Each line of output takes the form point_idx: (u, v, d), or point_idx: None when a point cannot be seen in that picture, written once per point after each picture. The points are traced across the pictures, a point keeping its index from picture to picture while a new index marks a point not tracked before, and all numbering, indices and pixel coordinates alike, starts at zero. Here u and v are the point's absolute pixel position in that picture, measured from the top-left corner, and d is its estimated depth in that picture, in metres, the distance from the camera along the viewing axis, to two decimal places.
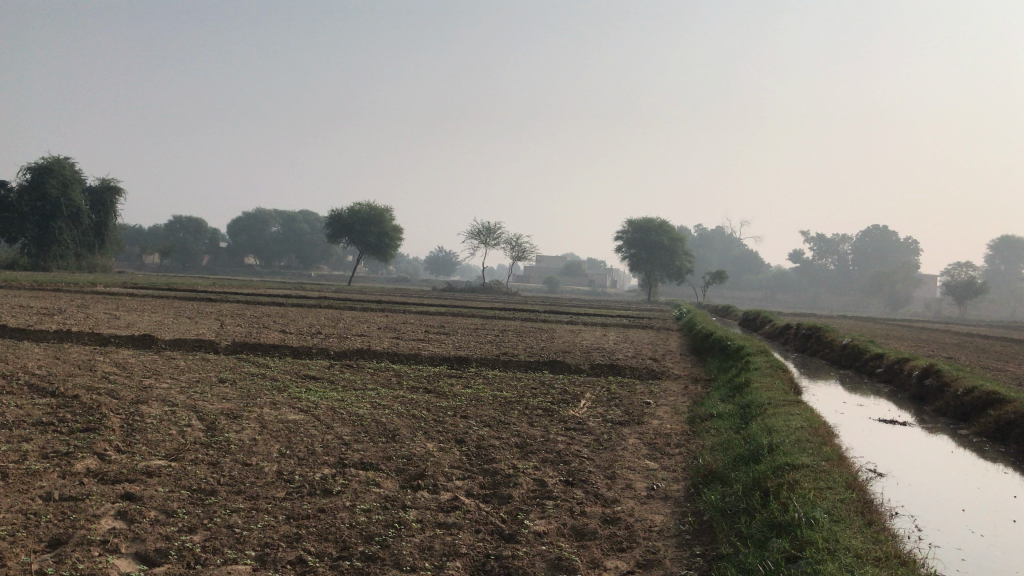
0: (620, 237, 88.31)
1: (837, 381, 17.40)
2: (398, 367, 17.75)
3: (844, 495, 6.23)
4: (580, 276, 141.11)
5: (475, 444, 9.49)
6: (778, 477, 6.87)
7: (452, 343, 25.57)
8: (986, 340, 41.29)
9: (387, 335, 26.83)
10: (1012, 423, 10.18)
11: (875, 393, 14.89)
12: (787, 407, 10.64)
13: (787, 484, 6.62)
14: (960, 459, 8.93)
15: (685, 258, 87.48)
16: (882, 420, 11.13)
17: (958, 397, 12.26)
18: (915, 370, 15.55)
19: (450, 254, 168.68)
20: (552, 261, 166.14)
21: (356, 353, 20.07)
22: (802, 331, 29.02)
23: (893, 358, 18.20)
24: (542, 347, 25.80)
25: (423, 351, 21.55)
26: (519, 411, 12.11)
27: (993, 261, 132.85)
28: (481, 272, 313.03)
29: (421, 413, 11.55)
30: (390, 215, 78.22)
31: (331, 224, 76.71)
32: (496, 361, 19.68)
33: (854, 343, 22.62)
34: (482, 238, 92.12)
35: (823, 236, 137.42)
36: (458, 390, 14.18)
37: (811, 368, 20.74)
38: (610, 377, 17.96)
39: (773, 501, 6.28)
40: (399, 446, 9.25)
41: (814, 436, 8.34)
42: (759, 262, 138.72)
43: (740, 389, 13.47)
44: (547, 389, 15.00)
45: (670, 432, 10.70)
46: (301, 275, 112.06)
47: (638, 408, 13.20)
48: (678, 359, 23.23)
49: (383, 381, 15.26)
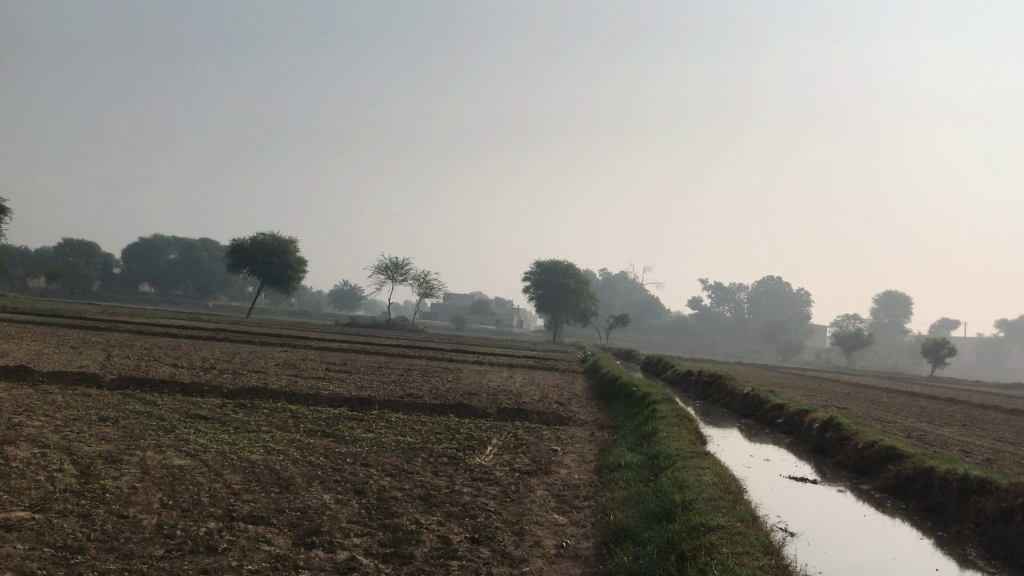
0: (528, 277, 88.52)
1: (739, 431, 17.52)
2: (296, 407, 16.94)
3: (762, 562, 6.06)
4: (486, 315, 141.09)
5: (375, 496, 8.98)
6: (693, 539, 6.66)
7: (353, 382, 24.73)
8: (873, 390, 42.97)
9: (285, 373, 25.77)
10: (911, 479, 10.30)
11: (777, 445, 15.00)
12: (696, 459, 10.52)
13: (703, 547, 6.43)
14: (867, 519, 8.96)
15: (590, 300, 88.49)
16: (789, 476, 11.12)
17: (859, 452, 12.42)
18: (815, 422, 15.76)
19: (355, 289, 166.35)
20: (459, 299, 165.77)
21: (251, 391, 19.13)
22: (705, 377, 29.33)
23: (793, 409, 18.48)
24: (446, 388, 25.26)
25: (323, 391, 20.75)
26: (423, 459, 11.62)
27: (877, 313, 139.79)
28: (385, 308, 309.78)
29: (318, 459, 10.93)
30: (294, 247, 76.58)
31: (232, 253, 74.31)
32: (400, 403, 19.06)
33: (755, 391, 22.94)
34: (389, 273, 91.03)
35: (722, 284, 141.78)
36: (359, 435, 13.56)
37: (713, 417, 20.86)
38: (515, 422, 17.64)
39: (690, 567, 6.04)
40: (293, 497, 8.65)
41: (726, 494, 8.19)
42: (661, 307, 141.73)
43: (646, 438, 13.35)
44: (452, 434, 14.57)
45: (580, 484, 10.42)
46: (197, 304, 108.19)
47: (545, 456, 12.89)
48: (584, 404, 23.07)
49: (279, 423, 14.53)
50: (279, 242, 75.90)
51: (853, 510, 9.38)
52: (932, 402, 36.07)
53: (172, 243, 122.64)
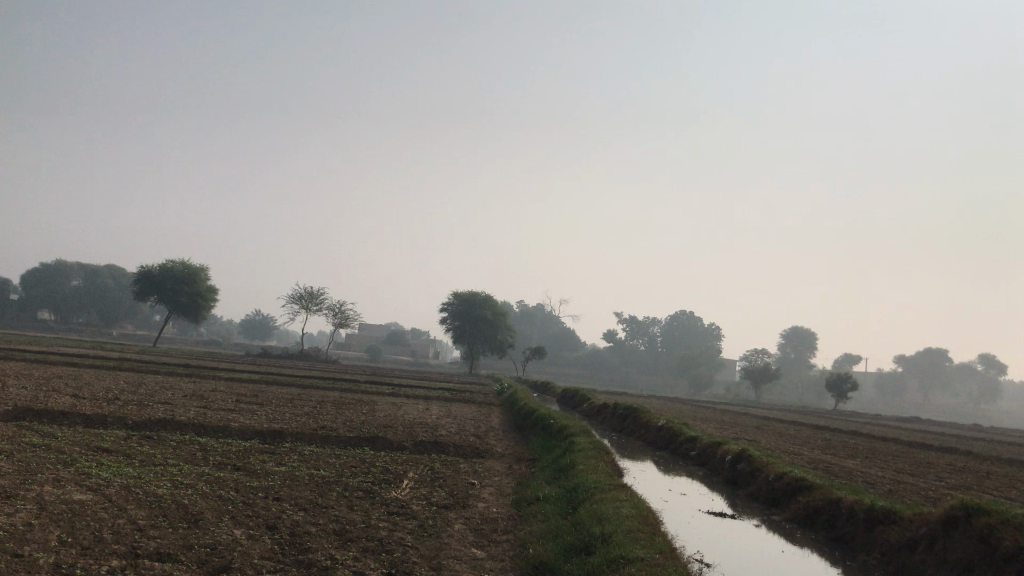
0: (445, 308, 88.23)
1: (654, 463, 17.76)
2: (204, 440, 16.38)
3: None
4: (403, 346, 139.80)
5: (288, 531, 8.72)
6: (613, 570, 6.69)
7: (264, 414, 24.09)
8: (781, 423, 44.18)
9: (192, 404, 24.92)
10: (819, 509, 10.60)
11: (691, 477, 15.25)
12: (613, 492, 10.59)
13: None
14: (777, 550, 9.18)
15: (507, 332, 88.76)
16: (706, 510, 11.26)
17: (770, 483, 12.72)
18: (727, 454, 16.07)
19: (267, 318, 162.72)
20: (375, 329, 163.91)
21: (157, 423, 18.42)
22: (620, 409, 29.68)
23: (706, 442, 18.83)
24: (362, 421, 24.85)
25: (233, 423, 20.12)
26: (338, 493, 11.37)
27: (783, 348, 144.35)
28: (298, 338, 303.81)
29: (229, 494, 10.56)
30: (205, 274, 74.63)
31: (139, 280, 71.79)
32: (313, 436, 18.63)
33: (669, 425, 23.28)
34: (304, 303, 89.46)
35: (636, 317, 144.20)
36: (272, 469, 13.20)
37: (629, 450, 21.08)
38: (432, 455, 17.46)
39: None
40: (202, 533, 8.31)
41: (645, 526, 8.27)
42: (577, 340, 143.09)
43: (564, 471, 13.40)
44: (368, 468, 14.32)
45: (498, 518, 10.34)
46: (100, 333, 103.88)
47: (463, 490, 12.79)
48: (501, 436, 23.02)
49: (186, 456, 14.02)
50: (189, 269, 73.76)
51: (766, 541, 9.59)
52: (836, 434, 37.29)
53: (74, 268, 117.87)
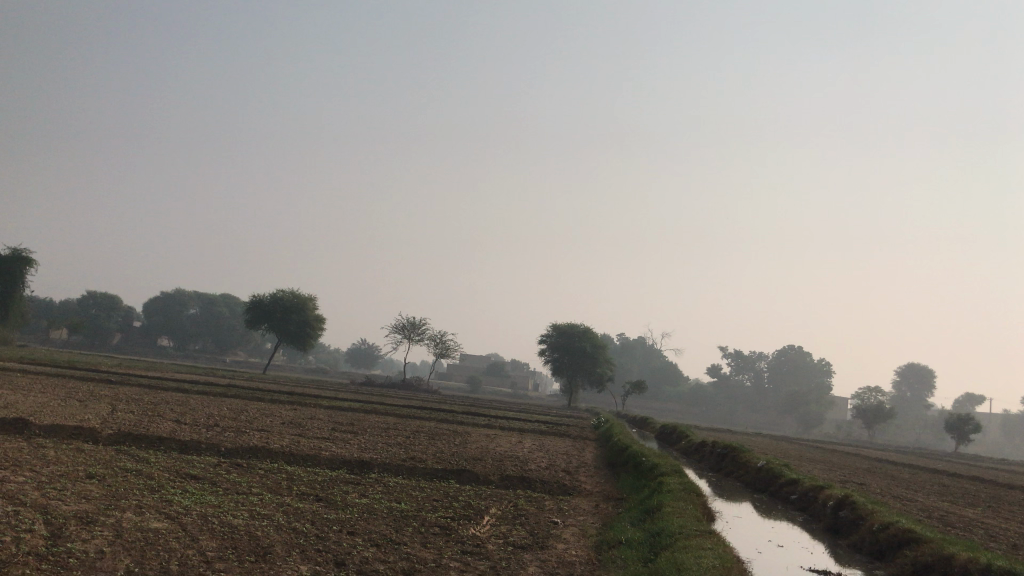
0: (545, 339, 87.95)
1: (751, 506, 16.86)
2: (292, 469, 16.47)
3: None
4: (503, 378, 140.01)
5: (355, 569, 8.49)
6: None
7: (357, 443, 24.22)
8: (894, 466, 41.72)
9: (289, 431, 25.33)
10: (928, 565, 9.69)
11: (789, 522, 14.37)
12: (699, 538, 9.94)
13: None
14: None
15: (607, 365, 87.63)
16: (812, 568, 9.92)
17: (874, 533, 11.79)
18: (829, 500, 15.07)
19: (372, 348, 166.01)
20: (476, 360, 165.04)
21: (248, 450, 18.71)
22: (718, 448, 28.61)
23: (807, 485, 17.79)
24: (452, 453, 24.69)
25: (324, 452, 20.25)
26: (414, 528, 11.12)
27: (899, 386, 137.63)
28: (402, 366, 309.22)
29: (302, 526, 10.44)
30: (313, 304, 76.67)
31: (251, 309, 74.43)
32: (400, 467, 18.53)
33: (768, 466, 22.21)
34: (406, 332, 90.84)
35: (740, 351, 140.31)
36: (352, 501, 13.12)
37: (724, 491, 20.17)
38: (518, 491, 17.08)
39: None
40: (268, 568, 8.18)
41: None
42: (679, 374, 140.22)
43: (650, 513, 12.78)
44: (449, 502, 14.05)
45: (574, 562, 9.89)
46: (214, 360, 107.90)
47: (544, 529, 12.36)
48: (591, 473, 22.40)
49: (271, 484, 14.10)
50: (298, 298, 76.01)
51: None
52: (955, 480, 34.97)
53: (193, 297, 123.61)
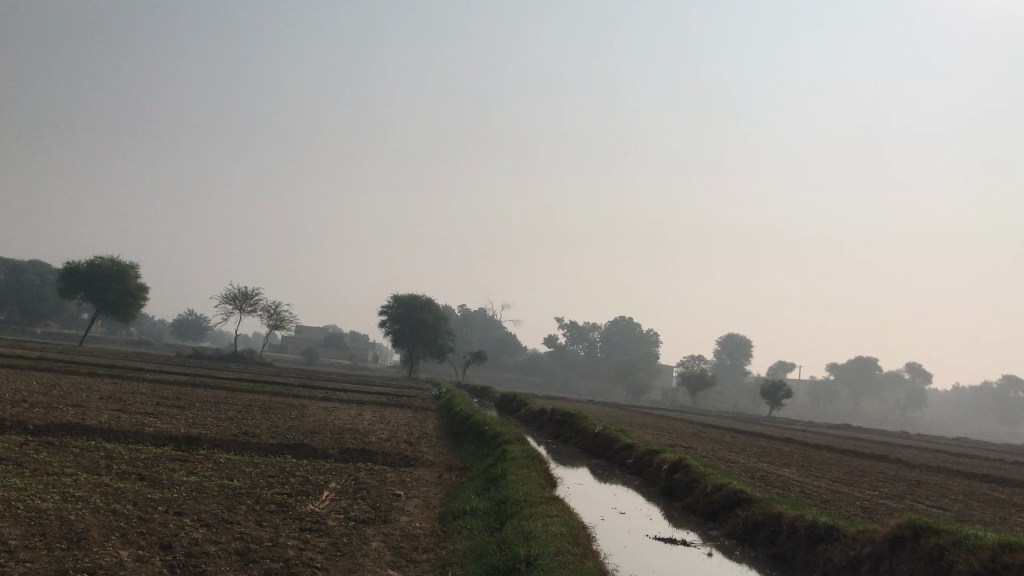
0: (385, 310, 86.88)
1: (589, 471, 17.25)
2: (111, 447, 15.23)
3: None
4: (340, 349, 137.49)
5: (183, 551, 7.84)
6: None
7: (185, 418, 22.89)
8: (717, 429, 44.17)
9: (108, 407, 23.57)
10: (759, 524, 10.14)
11: (627, 487, 14.78)
12: (544, 506, 9.93)
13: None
14: (706, 567, 8.54)
15: (447, 336, 87.80)
16: (656, 535, 9.99)
17: (707, 495, 12.25)
18: (663, 464, 15.60)
19: (201, 319, 158.56)
20: (312, 331, 161.14)
21: (61, 427, 17.16)
22: (556, 416, 29.22)
23: (642, 449, 18.38)
24: (288, 426, 23.81)
25: (148, 428, 18.94)
26: (248, 506, 10.50)
27: (720, 356, 146.17)
28: (233, 338, 297.32)
29: (122, 508, 9.56)
30: (135, 272, 72.02)
31: (64, 277, 68.85)
32: (232, 442, 17.60)
33: (605, 431, 22.85)
34: (238, 303, 87.15)
35: (575, 322, 144.35)
36: (179, 479, 12.27)
37: (563, 457, 20.59)
38: (358, 464, 16.63)
39: None
40: (83, 555, 7.37)
41: (573, 546, 7.53)
42: (516, 345, 142.73)
43: (494, 481, 12.74)
44: (286, 478, 13.42)
45: (419, 535, 9.61)
46: (22, 332, 99.37)
47: (385, 502, 12.05)
48: (432, 443, 22.22)
49: (86, 464, 12.95)
50: (119, 266, 71.16)
51: (699, 558, 8.99)
52: (771, 442, 37.44)
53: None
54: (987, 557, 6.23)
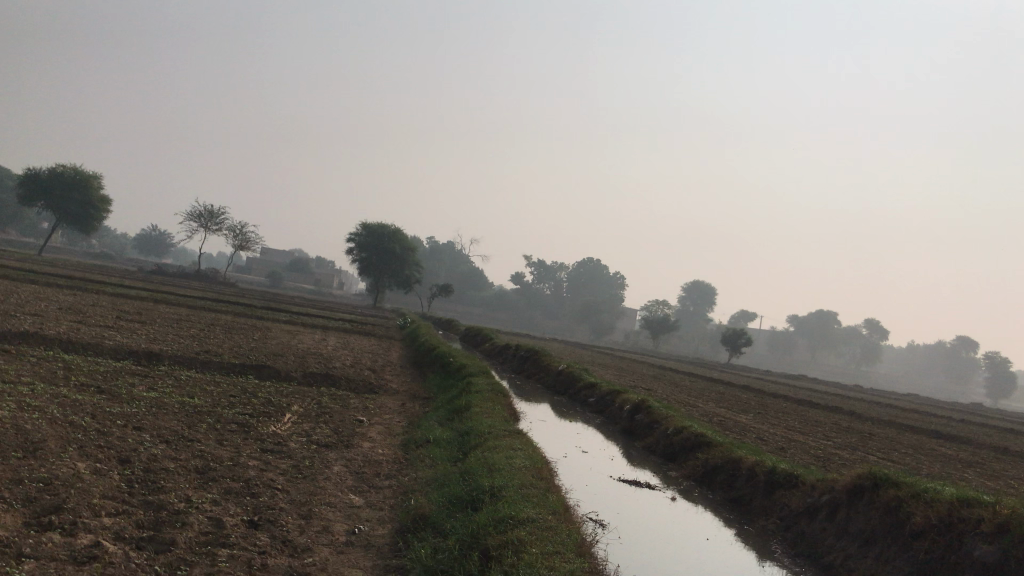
0: (353, 238, 86.02)
1: (551, 408, 17.37)
2: (70, 358, 14.98)
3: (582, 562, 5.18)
4: (306, 274, 136.64)
5: (142, 466, 7.72)
6: (497, 512, 5.94)
7: (146, 334, 22.64)
8: (677, 374, 44.82)
9: (68, 318, 23.22)
10: (717, 468, 10.28)
11: (587, 424, 14.90)
12: (507, 439, 9.93)
13: (515, 524, 5.69)
14: (666, 507, 8.66)
15: (414, 267, 87.53)
16: (617, 475, 10.06)
17: (668, 437, 12.39)
18: (625, 404, 15.75)
19: (165, 236, 156.30)
20: (278, 254, 159.68)
21: (17, 336, 16.83)
22: (521, 352, 29.36)
23: (604, 389, 18.53)
24: (252, 348, 23.68)
25: (108, 341, 18.70)
26: (209, 425, 10.38)
27: (684, 302, 147.70)
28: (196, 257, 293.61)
29: (78, 420, 9.40)
30: (98, 183, 70.47)
31: (24, 184, 67.03)
32: (194, 361, 17.42)
33: (568, 370, 23.00)
34: (203, 222, 85.82)
35: (543, 261, 144.50)
36: (140, 394, 12.10)
37: (525, 392, 20.73)
38: (322, 388, 16.57)
39: (481, 556, 5.24)
40: (39, 465, 7.23)
41: (537, 480, 7.53)
42: (483, 280, 142.83)
43: (457, 412, 12.76)
44: (248, 399, 13.31)
45: (382, 461, 9.61)
46: None
47: (349, 427, 12.01)
48: (396, 372, 22.23)
49: (44, 374, 12.71)
50: (81, 176, 69.49)
51: (660, 498, 9.13)
52: (729, 389, 38.06)
53: None
54: (946, 510, 6.33)
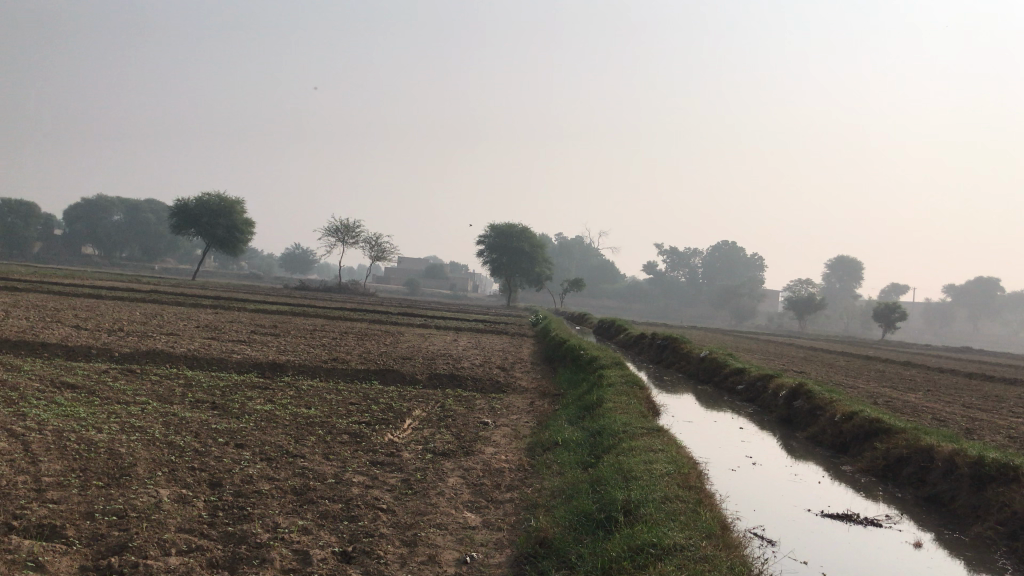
0: (482, 241, 86.07)
1: (695, 398, 15.85)
2: (192, 374, 14.70)
3: None
4: (441, 279, 138.47)
5: (232, 491, 6.87)
6: (633, 538, 4.68)
7: (276, 346, 22.57)
8: (832, 354, 41.83)
9: (203, 336, 23.39)
10: (903, 460, 8.58)
11: (738, 414, 13.34)
12: (647, 439, 8.58)
13: (660, 556, 4.39)
14: (870, 528, 6.76)
15: (544, 264, 86.73)
16: (784, 477, 8.44)
17: (836, 425, 10.67)
18: (780, 389, 14.01)
19: (307, 253, 162.32)
20: (412, 262, 162.75)
21: (147, 355, 16.86)
22: (658, 340, 27.74)
23: (755, 374, 16.80)
24: (379, 353, 23.27)
25: (237, 355, 18.53)
26: (318, 437, 9.55)
27: (828, 278, 140.65)
28: (336, 273, 304.59)
29: (179, 440, 8.72)
30: (241, 208, 73.25)
31: (176, 214, 70.24)
32: (317, 368, 16.97)
33: (711, 355, 21.31)
34: (340, 236, 87.98)
35: (675, 248, 140.68)
36: (252, 407, 11.48)
37: (667, 383, 19.25)
38: (447, 390, 15.73)
39: None
40: (118, 495, 6.45)
41: (685, 490, 6.18)
42: (615, 272, 140.75)
43: (590, 409, 11.49)
44: (367, 406, 12.47)
45: (505, 468, 8.53)
46: (143, 269, 102.77)
47: (471, 431, 10.95)
48: (526, 368, 21.28)
49: (162, 392, 12.34)
50: (225, 202, 72.38)
51: (870, 525, 6.84)
52: (889, 366, 34.98)
53: (115, 204, 116.91)
54: None
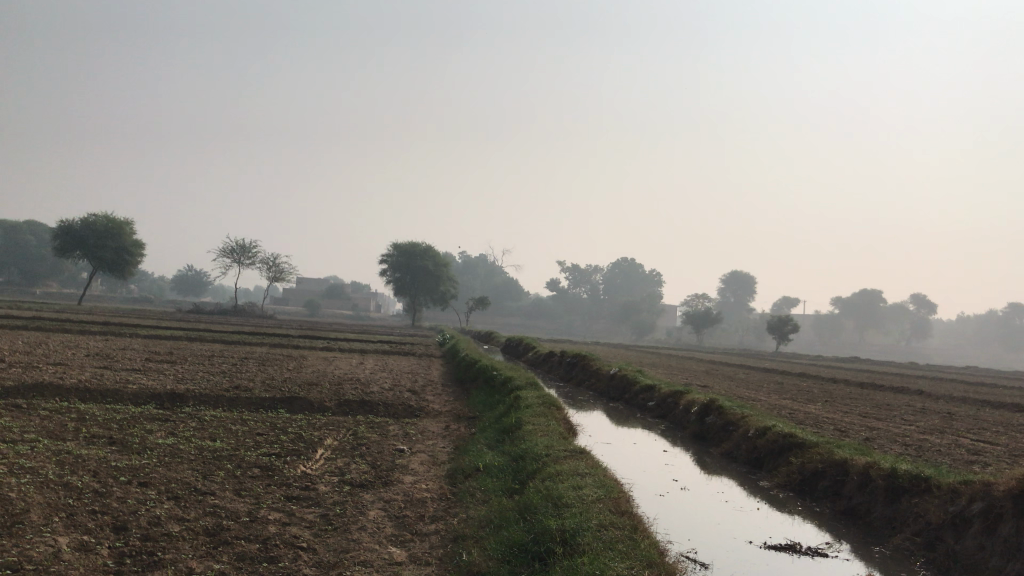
0: (385, 259, 85.11)
1: (607, 416, 15.93)
2: (84, 407, 13.84)
3: None
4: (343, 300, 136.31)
5: (139, 534, 6.43)
6: (574, 570, 4.58)
7: (173, 374, 21.58)
8: (730, 367, 43.02)
9: (94, 365, 22.20)
10: (819, 474, 8.76)
11: (653, 432, 13.46)
12: (571, 462, 8.50)
13: None
14: (816, 558, 6.61)
15: (448, 283, 86.49)
16: (706, 500, 8.47)
17: (749, 440, 10.87)
18: (691, 405, 14.23)
19: (202, 274, 157.13)
20: (313, 283, 159.76)
21: (33, 387, 15.81)
22: (567, 358, 27.86)
23: (665, 390, 16.99)
24: (284, 378, 22.56)
25: (132, 385, 17.59)
26: (228, 472, 9.09)
27: (723, 293, 145.15)
28: (232, 295, 296.14)
29: (76, 481, 8.14)
30: (130, 228, 70.35)
31: (59, 236, 66.83)
32: (220, 398, 16.26)
33: (620, 372, 21.49)
34: (237, 256, 85.55)
35: (577, 266, 142.67)
36: (153, 441, 10.88)
37: (578, 401, 19.29)
38: (358, 416, 15.32)
39: None
40: (11, 545, 5.93)
41: (617, 516, 6.12)
42: (519, 289, 141.68)
43: (508, 432, 11.37)
44: (277, 437, 12.00)
45: (427, 497, 8.31)
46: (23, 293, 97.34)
47: (388, 459, 10.65)
48: (437, 390, 21.00)
49: (52, 428, 11.54)
50: (113, 223, 69.41)
51: (816, 555, 6.69)
52: (786, 377, 36.16)
53: None
54: None
